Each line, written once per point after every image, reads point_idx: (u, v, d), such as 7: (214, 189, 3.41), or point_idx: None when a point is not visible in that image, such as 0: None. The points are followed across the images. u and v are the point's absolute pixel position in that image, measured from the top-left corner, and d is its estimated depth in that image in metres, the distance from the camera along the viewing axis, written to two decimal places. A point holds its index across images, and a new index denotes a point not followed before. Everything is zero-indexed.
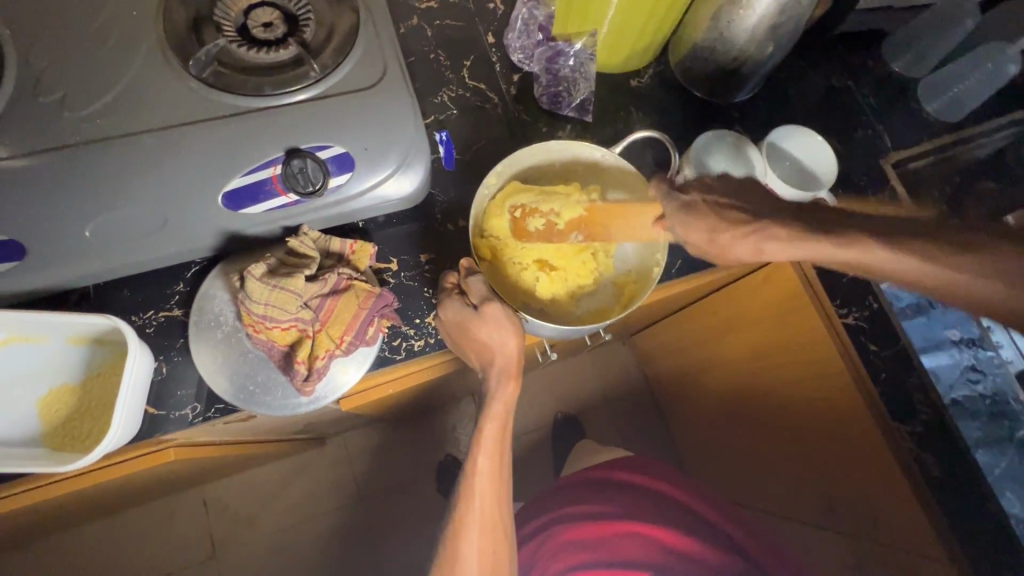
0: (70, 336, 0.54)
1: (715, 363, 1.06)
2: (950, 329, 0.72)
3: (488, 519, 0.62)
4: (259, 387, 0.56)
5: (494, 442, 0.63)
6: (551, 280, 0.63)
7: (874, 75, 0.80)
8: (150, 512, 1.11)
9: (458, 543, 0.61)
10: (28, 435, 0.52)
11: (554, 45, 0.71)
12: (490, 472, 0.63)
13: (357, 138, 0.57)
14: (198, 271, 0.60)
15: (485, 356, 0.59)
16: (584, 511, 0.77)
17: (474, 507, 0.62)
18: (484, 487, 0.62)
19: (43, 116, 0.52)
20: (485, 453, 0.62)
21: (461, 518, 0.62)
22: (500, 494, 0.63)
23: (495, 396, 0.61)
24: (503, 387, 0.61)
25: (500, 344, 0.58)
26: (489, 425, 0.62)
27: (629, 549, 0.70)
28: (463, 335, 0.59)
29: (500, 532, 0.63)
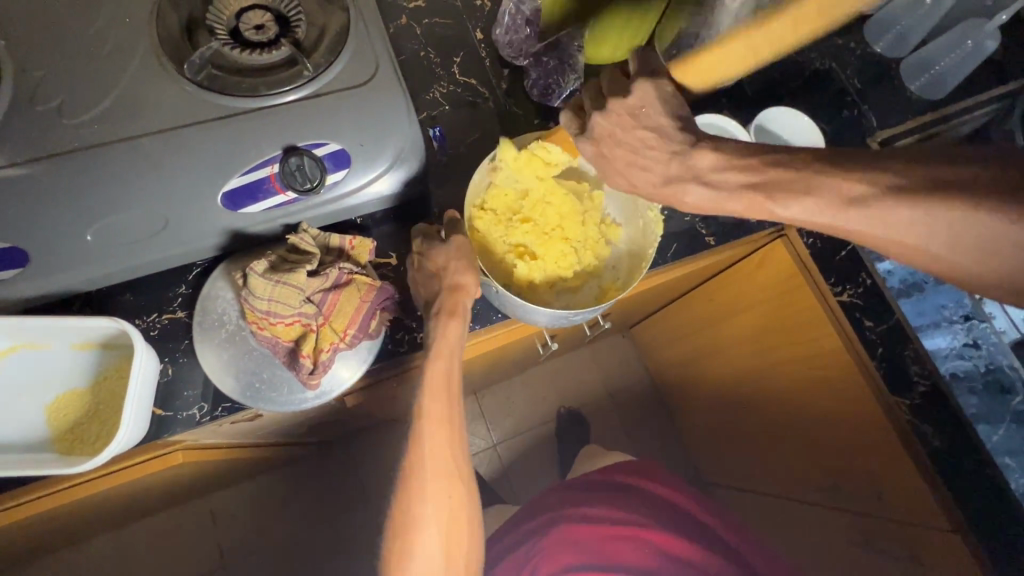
0: (75, 341, 0.54)
1: (714, 349, 1.07)
2: (943, 305, 0.75)
3: (442, 469, 0.58)
4: (265, 384, 0.57)
5: (442, 385, 0.58)
6: (530, 267, 0.63)
7: (856, 57, 0.82)
8: (156, 523, 1.11)
9: (411, 493, 0.58)
10: (37, 441, 0.52)
11: (542, 40, 0.71)
12: (439, 418, 0.58)
13: (352, 135, 0.57)
14: (200, 272, 0.60)
15: (431, 287, 0.59)
16: (582, 514, 0.76)
17: (425, 457, 0.58)
18: (435, 435, 0.58)
19: (41, 123, 0.53)
20: (430, 395, 0.58)
21: (412, 467, 0.58)
22: (454, 441, 0.59)
23: (435, 335, 0.57)
24: (444, 326, 0.57)
25: (452, 277, 0.57)
26: (433, 370, 0.57)
27: (623, 552, 0.69)
28: (420, 268, 0.59)
29: (458, 487, 0.59)
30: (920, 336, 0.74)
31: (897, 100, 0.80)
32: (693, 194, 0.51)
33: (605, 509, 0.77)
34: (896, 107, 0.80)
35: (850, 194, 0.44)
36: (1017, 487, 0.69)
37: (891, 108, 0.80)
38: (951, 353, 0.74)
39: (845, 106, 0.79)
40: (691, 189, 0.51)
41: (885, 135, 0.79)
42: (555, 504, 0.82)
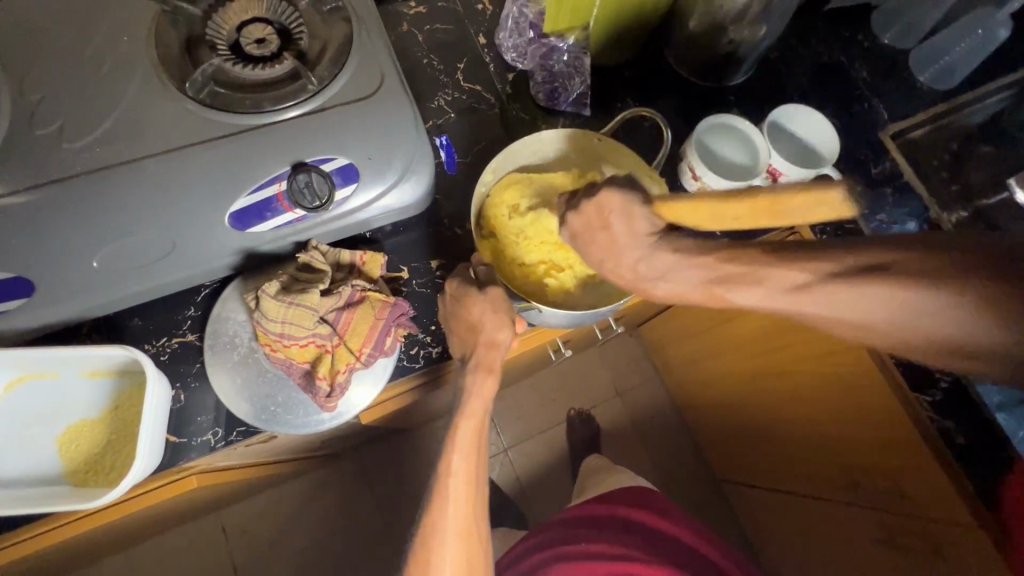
0: (84, 370, 0.53)
1: (726, 347, 1.06)
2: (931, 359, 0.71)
3: (464, 528, 0.58)
4: (280, 407, 0.56)
5: (471, 442, 0.58)
6: (560, 279, 0.62)
7: (864, 49, 0.80)
8: (167, 541, 1.10)
9: (430, 552, 0.57)
10: (48, 474, 0.51)
11: (547, 42, 0.70)
12: (465, 475, 0.58)
13: (360, 148, 0.56)
14: (209, 293, 0.59)
15: (470, 342, 0.57)
16: (579, 550, 0.76)
17: (448, 516, 0.57)
18: (459, 492, 0.58)
19: (41, 148, 0.52)
20: (461, 452, 0.58)
21: (432, 526, 0.57)
22: (475, 499, 0.59)
23: (473, 392, 0.57)
24: (481, 382, 0.57)
25: (491, 332, 0.56)
26: (466, 422, 0.57)
27: None
28: (460, 316, 0.57)
29: (477, 538, 0.59)
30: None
31: (907, 92, 0.79)
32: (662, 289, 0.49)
33: (603, 546, 0.76)
34: (907, 100, 0.79)
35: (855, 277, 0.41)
36: None
37: (901, 100, 0.79)
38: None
39: (855, 100, 0.78)
40: (659, 284, 0.49)
41: (899, 127, 0.77)
42: (553, 540, 0.80)
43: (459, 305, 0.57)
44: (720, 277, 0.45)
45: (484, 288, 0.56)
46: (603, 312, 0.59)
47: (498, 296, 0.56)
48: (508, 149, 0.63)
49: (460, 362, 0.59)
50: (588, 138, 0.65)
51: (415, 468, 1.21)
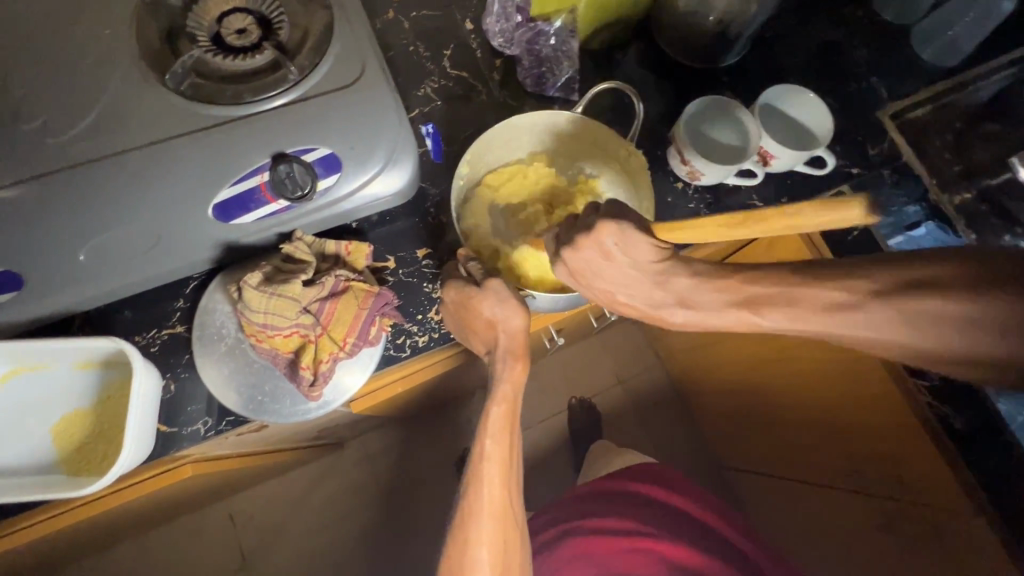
0: (76, 362, 0.53)
1: (725, 334, 1.05)
2: None
3: (499, 509, 0.57)
4: (268, 397, 0.56)
5: (501, 422, 0.58)
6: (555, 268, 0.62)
7: (864, 26, 0.78)
8: (178, 528, 1.13)
9: (466, 536, 0.57)
10: (44, 462, 0.52)
11: (533, 26, 0.69)
12: (499, 458, 0.58)
13: (341, 138, 0.56)
14: (197, 285, 0.60)
15: (489, 337, 0.58)
16: (591, 526, 0.77)
17: (483, 498, 0.57)
18: (494, 475, 0.57)
19: (27, 143, 0.52)
20: (493, 436, 0.58)
21: (469, 509, 0.57)
22: (508, 480, 0.58)
23: (502, 377, 0.57)
24: (510, 367, 0.57)
25: (503, 322, 0.56)
26: (495, 408, 0.57)
27: (637, 564, 0.71)
28: (468, 314, 0.57)
29: (510, 521, 0.58)
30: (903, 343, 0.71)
31: (907, 70, 0.77)
32: (679, 317, 0.47)
33: (613, 520, 0.78)
34: (906, 78, 0.77)
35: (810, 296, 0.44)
36: None
37: (902, 78, 0.77)
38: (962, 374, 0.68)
39: (853, 79, 0.76)
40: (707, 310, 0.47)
41: (897, 107, 0.75)
42: (566, 514, 0.83)
43: (459, 300, 0.57)
44: (746, 301, 0.42)
45: (482, 283, 0.56)
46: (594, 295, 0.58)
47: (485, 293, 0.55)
48: (474, 145, 0.63)
49: (486, 357, 0.60)
50: (558, 119, 0.64)
51: (417, 456, 1.23)
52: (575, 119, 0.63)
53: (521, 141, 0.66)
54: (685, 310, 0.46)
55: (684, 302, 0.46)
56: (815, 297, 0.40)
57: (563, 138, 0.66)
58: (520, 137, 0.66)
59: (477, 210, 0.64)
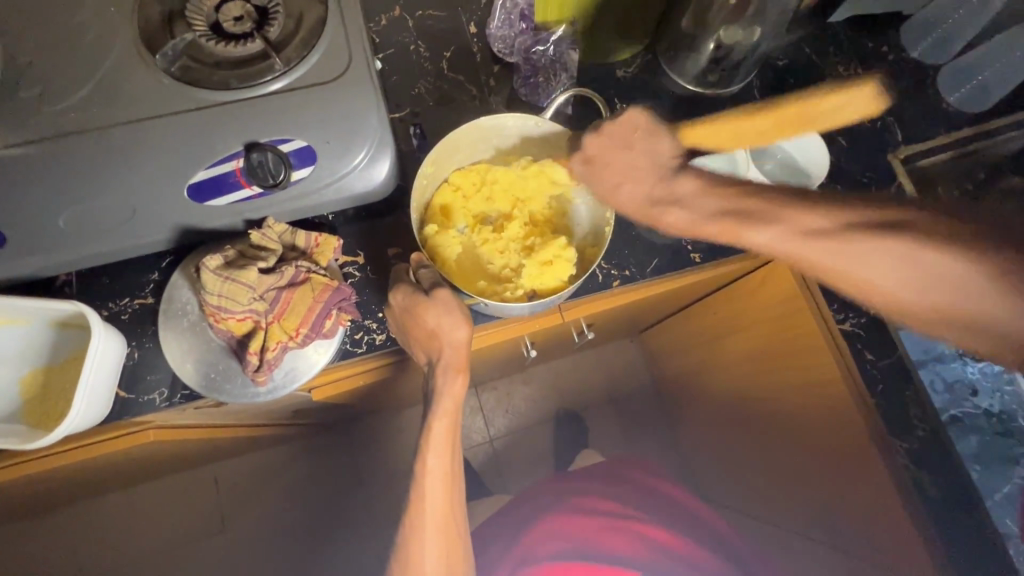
0: (50, 320, 0.57)
1: (715, 365, 1.02)
2: (955, 380, 0.68)
3: (443, 520, 0.59)
4: (220, 375, 0.58)
5: (445, 436, 0.59)
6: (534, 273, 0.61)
7: (888, 63, 0.75)
8: (162, 487, 1.17)
9: (412, 544, 0.59)
10: (9, 412, 0.55)
11: (535, 35, 0.69)
12: (442, 471, 0.59)
13: (319, 132, 0.57)
14: (172, 260, 0.62)
15: (433, 345, 0.57)
16: (572, 505, 0.80)
17: (427, 509, 0.59)
18: (437, 488, 0.59)
19: (25, 109, 0.55)
20: (435, 451, 0.59)
21: (413, 522, 0.59)
22: (454, 490, 0.60)
23: (443, 392, 0.58)
24: (451, 380, 0.57)
25: (449, 333, 0.55)
26: (438, 422, 0.58)
27: (612, 542, 0.74)
28: (413, 321, 0.56)
29: (454, 531, 0.60)
30: (902, 334, 0.69)
31: (929, 112, 0.73)
32: (676, 214, 0.59)
33: (597, 501, 0.80)
34: (924, 121, 0.72)
35: (810, 227, 0.53)
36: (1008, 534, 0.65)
37: (921, 121, 0.73)
38: (969, 364, 0.68)
39: (868, 117, 0.73)
40: (673, 211, 0.59)
41: (910, 152, 0.71)
42: (542, 494, 0.84)
43: (408, 306, 0.56)
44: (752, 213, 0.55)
45: (430, 292, 0.55)
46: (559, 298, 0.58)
47: (462, 319, 0.55)
48: (440, 144, 0.61)
49: (427, 366, 0.59)
50: (529, 121, 0.63)
51: (396, 445, 1.24)
52: (542, 125, 0.63)
53: (492, 143, 0.66)
54: (680, 208, 0.59)
55: (681, 203, 0.59)
56: (795, 222, 0.53)
57: (537, 142, 0.65)
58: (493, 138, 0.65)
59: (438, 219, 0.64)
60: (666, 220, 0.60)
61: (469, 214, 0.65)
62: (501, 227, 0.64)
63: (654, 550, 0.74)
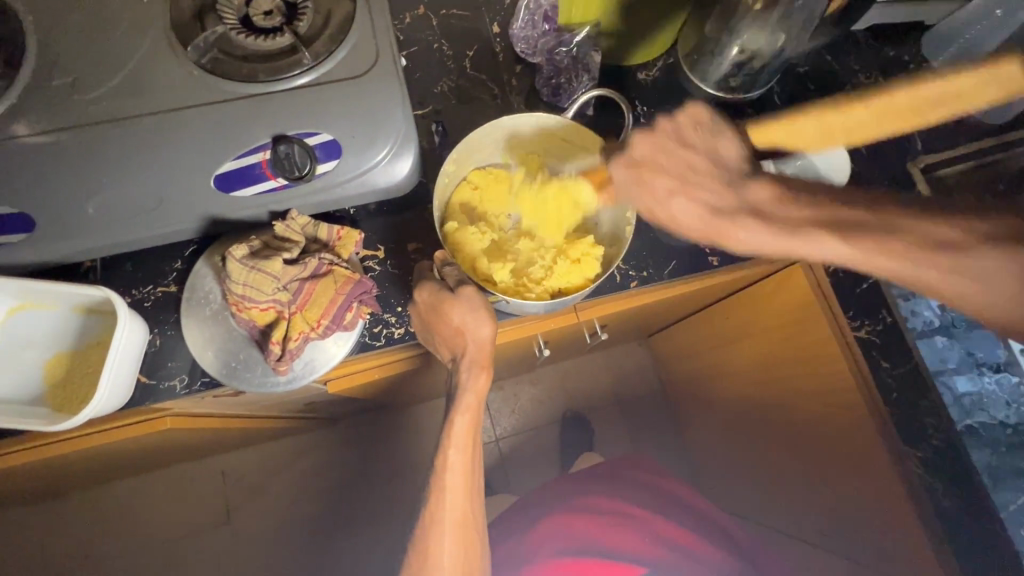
0: (76, 305, 0.57)
1: (726, 370, 1.02)
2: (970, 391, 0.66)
3: (460, 516, 0.59)
4: (240, 364, 0.59)
5: (467, 433, 0.60)
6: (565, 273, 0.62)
7: (909, 72, 0.75)
8: (170, 476, 1.18)
9: (430, 538, 0.59)
10: (32, 394, 0.56)
11: (558, 35, 0.69)
12: (462, 467, 0.60)
13: (345, 126, 0.58)
14: (195, 249, 0.63)
15: (457, 342, 0.57)
16: (579, 503, 0.80)
17: (446, 505, 0.59)
18: (456, 484, 0.59)
19: (57, 97, 0.56)
20: (456, 446, 0.59)
21: (432, 516, 0.59)
22: (472, 488, 0.60)
23: (467, 385, 0.58)
24: (474, 377, 0.58)
25: (473, 330, 0.56)
26: (460, 418, 0.59)
27: (622, 541, 0.75)
28: (437, 318, 0.57)
29: (473, 527, 0.60)
30: (920, 343, 0.67)
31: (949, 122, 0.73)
32: (750, 230, 0.49)
33: (604, 500, 0.81)
34: (943, 131, 0.73)
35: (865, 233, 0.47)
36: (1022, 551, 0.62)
37: (941, 131, 0.73)
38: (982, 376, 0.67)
39: None
40: (750, 221, 0.50)
41: (929, 161, 0.71)
42: (552, 494, 0.83)
43: (432, 303, 0.56)
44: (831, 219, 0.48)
45: (456, 289, 0.56)
46: (576, 297, 0.58)
47: (487, 314, 0.56)
48: (464, 142, 0.62)
49: (451, 364, 0.60)
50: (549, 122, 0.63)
51: (404, 441, 1.25)
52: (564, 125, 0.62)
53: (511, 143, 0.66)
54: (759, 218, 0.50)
55: (735, 211, 0.50)
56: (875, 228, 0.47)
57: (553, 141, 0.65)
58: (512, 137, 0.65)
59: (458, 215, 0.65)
60: (674, 214, 0.52)
61: (489, 213, 0.66)
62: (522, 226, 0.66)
63: (672, 549, 0.75)
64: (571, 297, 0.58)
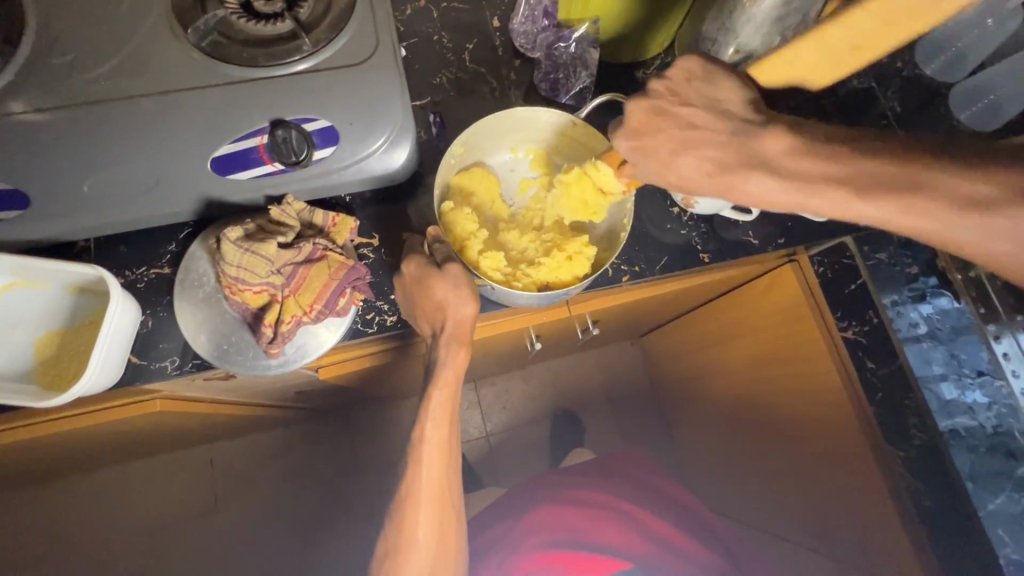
0: (68, 284, 0.58)
1: (715, 371, 1.03)
2: (951, 396, 0.67)
3: (438, 492, 0.60)
4: (233, 347, 0.59)
5: (444, 409, 0.60)
6: (556, 269, 0.61)
7: (903, 77, 0.76)
8: (158, 463, 1.18)
9: (408, 513, 0.59)
10: (22, 371, 0.56)
11: (557, 31, 0.70)
12: (439, 441, 0.60)
13: (343, 113, 0.58)
14: (190, 232, 0.63)
15: (437, 318, 0.57)
16: (563, 494, 0.82)
17: (422, 479, 0.59)
18: (433, 460, 0.60)
19: (56, 76, 0.56)
20: (434, 420, 0.59)
21: (409, 490, 0.60)
22: (449, 463, 0.61)
23: (445, 362, 0.58)
24: (453, 354, 0.58)
25: (455, 309, 0.56)
26: (438, 393, 0.59)
27: (605, 533, 0.77)
28: (422, 293, 0.57)
29: (448, 500, 0.61)
30: (906, 348, 0.68)
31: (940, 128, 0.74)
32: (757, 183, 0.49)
33: (589, 492, 0.82)
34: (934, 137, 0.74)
35: (968, 194, 0.43)
36: (1008, 559, 0.63)
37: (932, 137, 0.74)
38: (965, 384, 0.67)
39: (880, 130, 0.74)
40: (756, 178, 0.49)
41: None
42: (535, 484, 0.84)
43: (417, 277, 0.57)
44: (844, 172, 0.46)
45: (442, 266, 0.56)
46: (562, 293, 0.58)
47: (472, 295, 0.56)
48: (474, 125, 0.63)
49: (431, 338, 0.60)
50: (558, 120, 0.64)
51: (394, 434, 1.25)
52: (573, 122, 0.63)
53: (519, 134, 0.67)
54: (768, 172, 0.48)
55: (768, 168, 0.48)
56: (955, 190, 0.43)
57: (560, 136, 0.66)
58: (518, 129, 0.67)
59: (459, 200, 0.65)
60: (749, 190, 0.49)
61: (489, 204, 0.66)
62: (521, 218, 0.68)
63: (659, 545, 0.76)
64: (558, 292, 0.58)
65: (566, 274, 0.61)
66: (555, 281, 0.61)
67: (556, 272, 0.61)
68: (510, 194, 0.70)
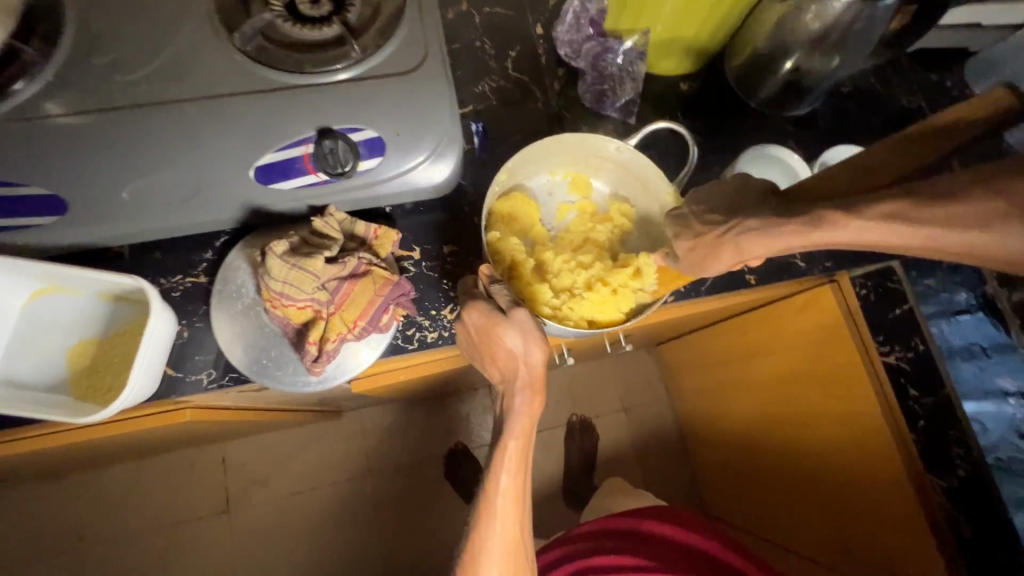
0: (102, 292, 0.56)
1: (737, 387, 1.02)
2: (992, 418, 0.70)
3: (512, 542, 0.58)
4: (272, 362, 0.57)
5: (516, 459, 0.57)
6: (600, 304, 0.61)
7: (952, 99, 0.74)
8: (170, 462, 1.16)
9: (478, 567, 0.58)
10: (55, 382, 0.54)
11: (604, 41, 0.68)
12: (513, 491, 0.58)
13: (390, 123, 0.56)
14: (226, 240, 0.61)
15: (509, 368, 0.56)
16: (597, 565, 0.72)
17: (495, 531, 0.58)
18: (507, 509, 0.58)
19: (95, 77, 0.54)
20: (508, 472, 0.57)
21: (480, 541, 0.58)
22: (520, 513, 0.59)
23: (517, 411, 0.56)
24: (528, 402, 0.56)
25: (526, 358, 0.54)
26: (512, 443, 0.57)
27: None
28: (489, 342, 0.54)
29: (519, 550, 0.59)
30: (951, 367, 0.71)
31: None
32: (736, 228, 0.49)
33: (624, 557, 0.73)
34: None
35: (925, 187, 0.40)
36: None
37: None
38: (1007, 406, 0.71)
39: None
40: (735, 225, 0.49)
41: None
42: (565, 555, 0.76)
43: (483, 326, 0.54)
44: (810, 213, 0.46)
45: (509, 312, 0.53)
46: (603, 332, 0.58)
47: (541, 342, 0.54)
48: (523, 151, 0.62)
49: (500, 383, 0.58)
50: (604, 143, 0.62)
51: (407, 439, 1.24)
52: (625, 150, 0.62)
53: (561, 157, 0.66)
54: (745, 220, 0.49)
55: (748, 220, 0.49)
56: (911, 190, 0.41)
57: (604, 159, 0.65)
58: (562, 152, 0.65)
59: (501, 224, 0.63)
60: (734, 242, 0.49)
61: (529, 228, 0.66)
62: (559, 242, 0.67)
63: None
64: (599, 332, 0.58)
65: (611, 311, 0.61)
66: (600, 317, 0.61)
67: (600, 308, 0.61)
68: (549, 217, 0.68)
